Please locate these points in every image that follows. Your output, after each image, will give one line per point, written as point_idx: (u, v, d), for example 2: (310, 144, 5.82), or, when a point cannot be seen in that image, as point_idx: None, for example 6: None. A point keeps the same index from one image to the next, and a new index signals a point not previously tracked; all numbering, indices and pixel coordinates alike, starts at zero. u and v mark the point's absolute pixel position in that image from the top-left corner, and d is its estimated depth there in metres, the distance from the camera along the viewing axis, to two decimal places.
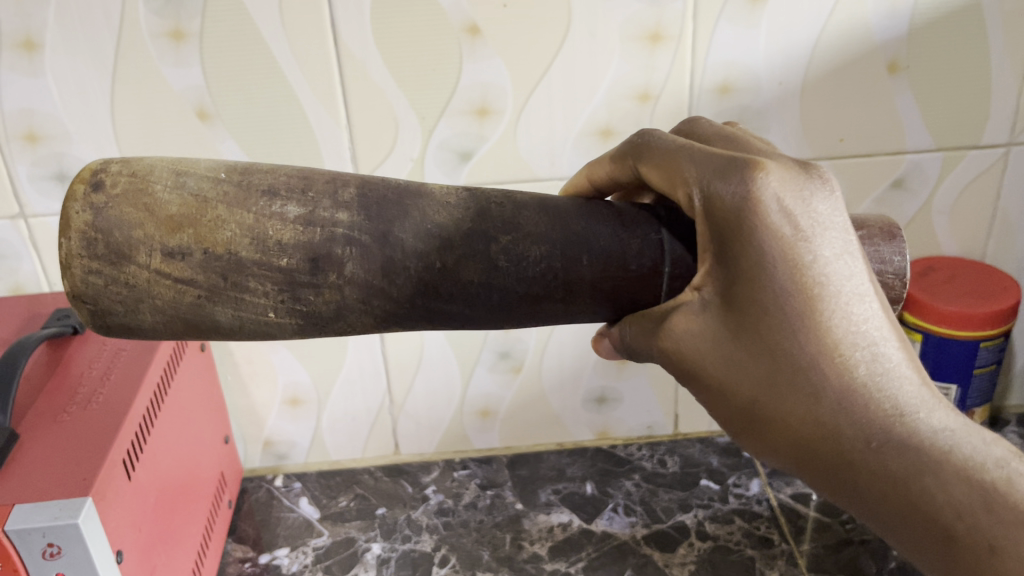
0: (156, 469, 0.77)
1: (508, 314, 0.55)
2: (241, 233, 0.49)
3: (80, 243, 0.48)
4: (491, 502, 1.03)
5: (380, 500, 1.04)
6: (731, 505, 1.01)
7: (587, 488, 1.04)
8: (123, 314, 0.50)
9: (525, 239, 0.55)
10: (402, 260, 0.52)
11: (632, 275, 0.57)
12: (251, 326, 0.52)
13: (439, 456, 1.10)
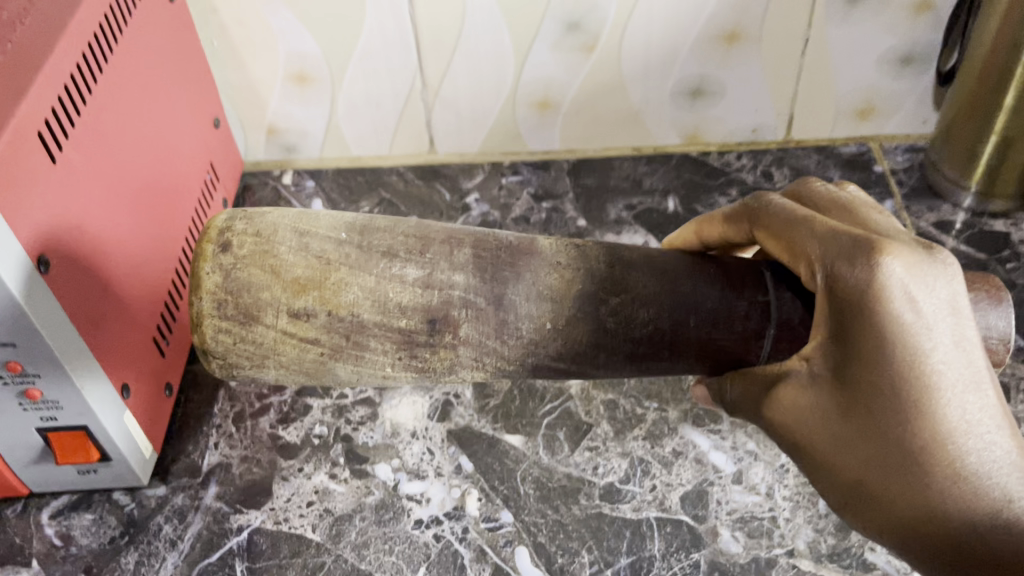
0: (102, 174, 0.69)
1: (611, 369, 0.58)
2: (363, 295, 0.53)
3: (212, 304, 0.52)
4: (547, 216, 0.97)
5: (409, 206, 0.99)
6: None
7: (668, 204, 0.97)
8: (249, 365, 0.54)
9: (633, 301, 0.57)
10: (515, 323, 0.55)
11: (735, 338, 0.57)
12: (369, 376, 0.56)
13: (485, 159, 1.03)
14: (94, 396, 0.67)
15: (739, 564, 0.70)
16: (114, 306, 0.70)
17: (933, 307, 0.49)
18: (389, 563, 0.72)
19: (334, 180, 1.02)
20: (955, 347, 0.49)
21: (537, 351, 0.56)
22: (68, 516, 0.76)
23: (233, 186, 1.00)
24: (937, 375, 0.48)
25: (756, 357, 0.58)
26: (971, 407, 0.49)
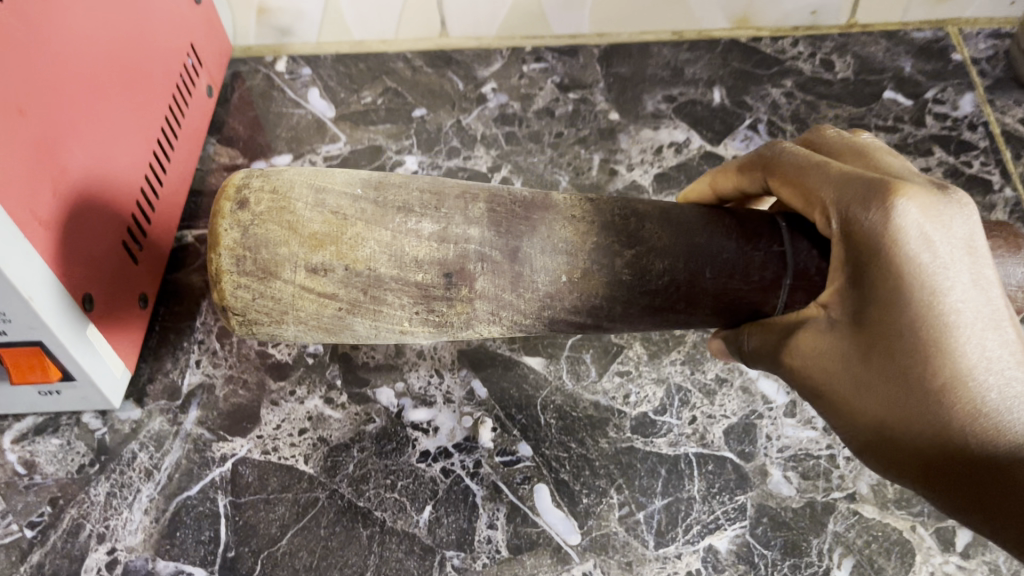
0: (40, 46, 0.57)
1: (630, 323, 0.53)
2: (379, 249, 0.49)
3: (229, 260, 0.48)
4: (574, 109, 0.86)
5: (418, 96, 0.88)
6: (929, 130, 0.82)
7: (713, 97, 0.86)
8: (268, 322, 0.51)
9: (648, 252, 0.51)
10: (531, 276, 0.50)
11: (755, 288, 0.52)
12: (387, 333, 0.52)
13: (503, 45, 0.91)
14: (46, 308, 0.58)
15: (793, 509, 0.61)
16: (63, 204, 0.60)
17: (952, 246, 0.43)
18: (390, 501, 0.63)
19: (332, 67, 0.90)
20: (978, 288, 0.43)
21: (553, 304, 0.51)
22: (33, 441, 0.67)
23: (220, 75, 0.89)
24: (960, 318, 0.42)
25: (773, 310, 0.53)
26: (998, 352, 0.42)
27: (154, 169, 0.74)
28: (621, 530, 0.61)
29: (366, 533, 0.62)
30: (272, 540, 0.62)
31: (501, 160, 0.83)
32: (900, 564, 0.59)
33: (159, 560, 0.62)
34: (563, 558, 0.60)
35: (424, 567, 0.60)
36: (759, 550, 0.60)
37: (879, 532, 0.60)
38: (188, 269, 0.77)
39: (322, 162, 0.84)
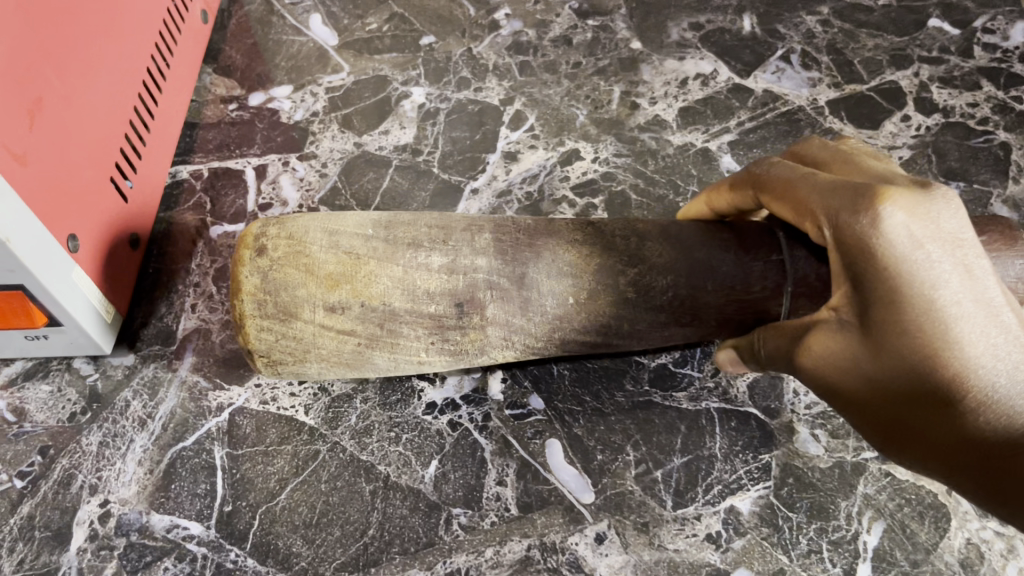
0: None
1: (638, 341, 0.54)
2: (393, 285, 0.50)
3: (252, 304, 0.50)
4: (592, 37, 0.80)
5: (426, 23, 0.83)
6: (976, 62, 0.76)
7: (743, 25, 0.80)
8: (291, 362, 0.52)
9: (651, 271, 0.52)
10: (538, 300, 0.51)
11: (759, 298, 0.52)
12: (406, 364, 0.53)
13: None
14: (26, 250, 0.54)
15: (820, 470, 0.58)
16: (40, 140, 0.56)
17: (946, 244, 0.41)
18: (394, 455, 0.60)
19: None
20: (975, 280, 0.41)
21: (563, 325, 0.52)
22: (22, 386, 0.65)
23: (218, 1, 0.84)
24: (960, 315, 0.41)
25: (778, 317, 0.52)
26: (1002, 340, 0.41)
27: (143, 102, 0.69)
28: (638, 488, 0.58)
29: (369, 488, 0.59)
30: (270, 494, 0.59)
31: (514, 91, 0.77)
32: (934, 529, 0.55)
33: (153, 514, 0.59)
34: (577, 517, 0.57)
35: (428, 525, 0.57)
36: (784, 512, 0.56)
37: (913, 495, 0.56)
38: (183, 207, 0.73)
39: (324, 93, 0.79)
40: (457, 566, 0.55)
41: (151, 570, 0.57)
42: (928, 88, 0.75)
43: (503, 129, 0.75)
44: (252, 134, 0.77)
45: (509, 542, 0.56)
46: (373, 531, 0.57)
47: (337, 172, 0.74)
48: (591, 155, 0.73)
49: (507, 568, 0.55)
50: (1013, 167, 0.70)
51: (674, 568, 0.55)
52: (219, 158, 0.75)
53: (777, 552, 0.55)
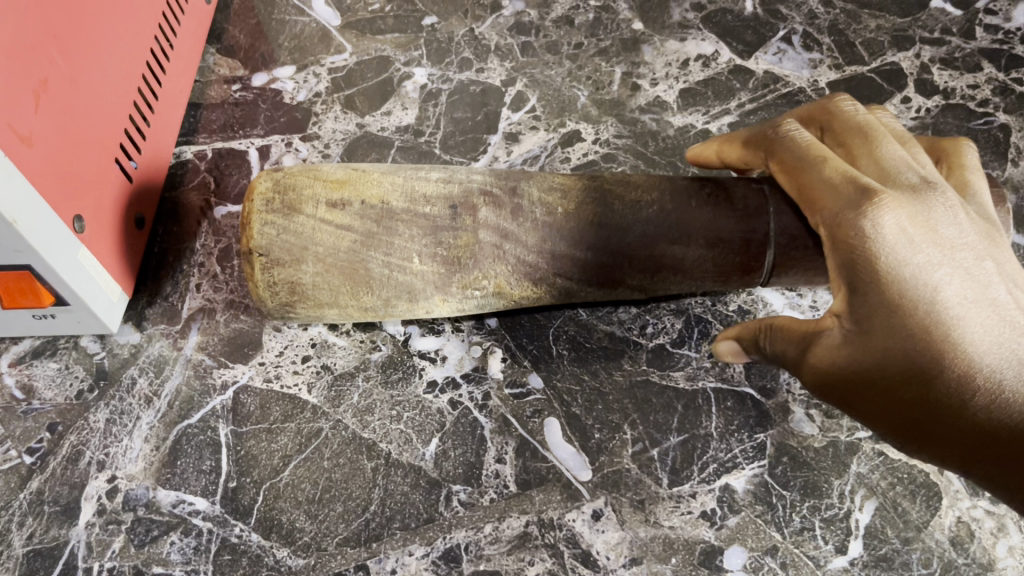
0: None
1: (628, 265, 0.58)
2: (393, 188, 0.56)
3: (260, 202, 0.55)
4: (595, 18, 0.81)
5: (429, 3, 0.83)
6: (978, 43, 0.76)
7: (745, 5, 0.80)
8: (289, 264, 0.55)
9: (635, 189, 0.58)
10: (529, 208, 0.57)
11: (738, 215, 0.57)
12: (397, 276, 0.56)
13: None
14: (32, 230, 0.55)
15: (814, 449, 0.59)
16: (48, 121, 0.57)
17: (941, 247, 0.46)
18: (396, 433, 0.61)
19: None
20: (971, 279, 0.45)
21: (553, 234, 0.57)
22: (31, 364, 0.66)
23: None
24: (961, 314, 0.44)
25: (759, 235, 0.57)
26: (1001, 334, 0.45)
27: (148, 82, 0.70)
28: (634, 466, 0.58)
29: (370, 465, 0.60)
30: (274, 471, 0.60)
31: (515, 72, 0.78)
32: (925, 508, 0.56)
33: (160, 490, 0.60)
34: (575, 494, 0.58)
35: (429, 501, 0.58)
36: (778, 490, 0.57)
37: (906, 474, 0.57)
38: (188, 186, 0.74)
39: (326, 74, 0.79)
40: (457, 541, 0.57)
41: (158, 543, 0.58)
42: (928, 69, 0.74)
43: (504, 110, 0.76)
44: (256, 115, 0.77)
45: (508, 518, 0.57)
46: (374, 507, 0.58)
47: (339, 152, 0.74)
48: (592, 135, 0.74)
49: (505, 543, 0.56)
50: (1011, 149, 0.70)
51: (669, 545, 0.56)
52: (223, 138, 0.76)
53: (771, 529, 0.56)
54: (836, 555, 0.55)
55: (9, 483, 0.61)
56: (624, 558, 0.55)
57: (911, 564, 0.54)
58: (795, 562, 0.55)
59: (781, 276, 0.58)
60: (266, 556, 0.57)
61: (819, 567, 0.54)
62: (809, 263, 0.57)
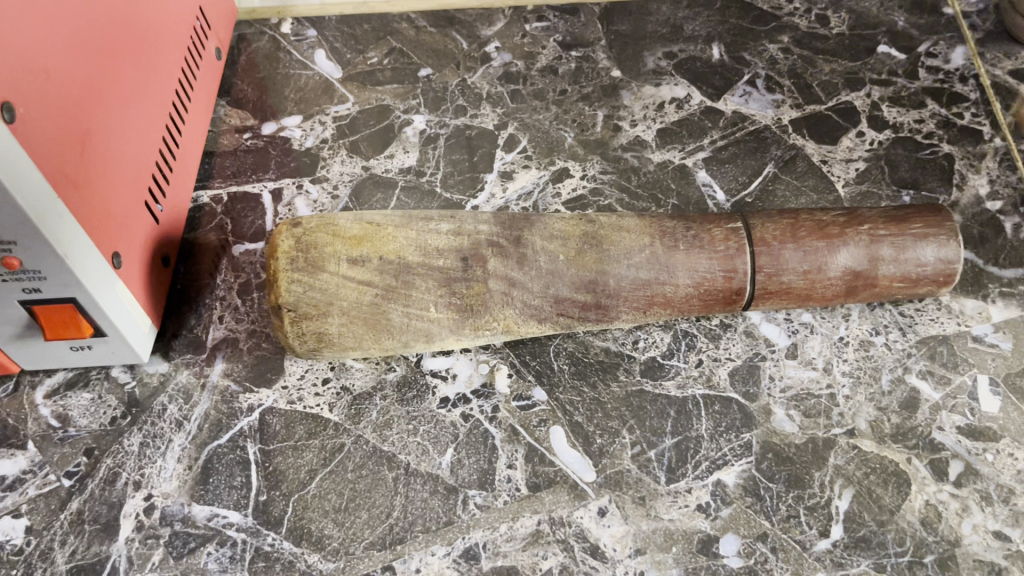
0: (57, 11, 0.59)
1: (624, 304, 0.65)
2: (408, 243, 0.64)
3: (285, 261, 0.62)
4: (576, 67, 0.88)
5: (423, 56, 0.90)
6: (921, 82, 0.84)
7: (712, 53, 0.88)
8: (315, 318, 0.62)
9: (626, 233, 0.66)
10: (533, 256, 0.64)
11: (719, 255, 0.65)
12: (416, 325, 0.63)
13: (505, 5, 0.94)
14: (79, 267, 0.60)
15: (796, 445, 0.64)
16: (92, 167, 0.63)
17: None
18: (413, 445, 0.66)
19: (336, 29, 0.93)
20: None
21: (556, 280, 0.64)
22: (64, 395, 0.70)
23: (229, 38, 0.91)
24: None
25: (741, 274, 0.65)
26: None
27: (170, 132, 0.76)
28: (634, 467, 0.64)
29: (391, 475, 0.65)
30: (301, 484, 0.65)
31: (506, 118, 0.85)
32: (897, 493, 0.62)
33: (195, 505, 0.65)
34: (581, 494, 0.63)
35: (447, 505, 0.63)
36: (765, 483, 0.63)
37: (878, 464, 0.63)
38: (206, 228, 0.79)
39: (331, 122, 0.86)
40: (475, 540, 0.62)
41: (195, 555, 0.62)
42: (879, 107, 0.83)
43: (497, 151, 0.82)
44: (267, 161, 0.83)
45: (521, 518, 0.62)
46: (397, 513, 0.63)
47: (347, 193, 0.80)
48: (579, 173, 0.80)
49: (520, 540, 0.62)
50: (957, 175, 0.77)
51: (669, 536, 0.61)
52: (237, 184, 0.82)
53: (760, 518, 0.62)
54: (820, 538, 0.60)
55: (50, 505, 0.65)
56: (629, 549, 0.61)
57: (887, 543, 0.60)
58: (784, 546, 0.60)
59: (759, 291, 0.65)
60: (298, 562, 0.62)
61: (806, 549, 0.60)
62: (782, 288, 0.65)
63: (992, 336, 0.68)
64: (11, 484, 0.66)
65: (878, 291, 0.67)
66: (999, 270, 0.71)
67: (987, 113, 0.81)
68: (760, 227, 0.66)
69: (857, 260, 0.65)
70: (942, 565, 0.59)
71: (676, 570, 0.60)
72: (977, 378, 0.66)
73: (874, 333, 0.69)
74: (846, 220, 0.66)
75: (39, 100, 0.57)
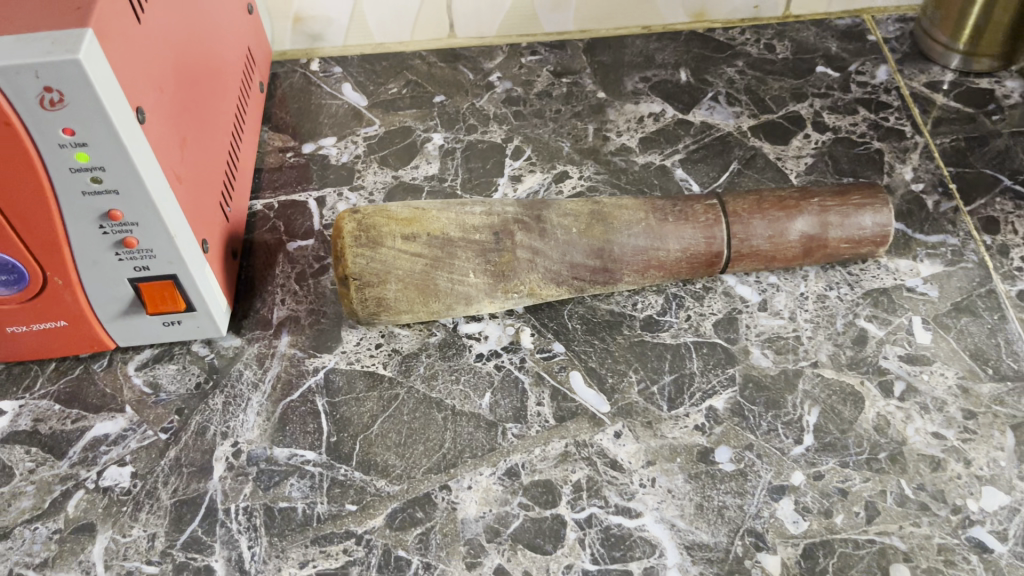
0: (166, 42, 0.74)
1: (625, 267, 0.80)
2: (450, 222, 0.77)
3: (351, 239, 0.75)
4: (567, 91, 1.04)
5: (435, 86, 1.06)
6: (853, 95, 1.02)
7: (680, 76, 1.05)
8: (376, 284, 0.76)
9: (625, 210, 0.81)
10: (551, 230, 0.79)
11: (700, 224, 0.80)
12: (459, 289, 0.77)
13: (503, 43, 1.10)
14: (183, 246, 0.73)
15: (771, 375, 0.79)
16: (189, 168, 0.76)
17: None
18: (457, 391, 0.79)
19: (358, 66, 1.09)
20: None
21: (571, 248, 0.79)
22: (153, 367, 0.82)
23: (267, 74, 1.06)
24: None
25: (719, 239, 0.80)
26: None
27: (232, 149, 0.90)
28: (641, 399, 0.78)
29: (441, 415, 0.78)
30: (365, 426, 0.77)
31: (511, 133, 1.00)
32: (855, 408, 0.76)
33: (276, 448, 0.77)
34: (600, 421, 0.77)
35: (489, 436, 0.76)
36: (748, 405, 0.77)
37: (838, 387, 0.78)
38: (261, 230, 0.92)
39: (362, 141, 1.00)
40: (515, 461, 0.75)
41: (281, 486, 0.74)
42: (820, 114, 1.00)
43: (506, 160, 0.98)
44: (309, 174, 0.97)
45: (552, 443, 0.76)
46: (448, 444, 0.76)
47: (382, 198, 0.94)
48: (577, 174, 0.95)
49: (552, 459, 0.75)
50: (887, 165, 0.94)
51: (674, 449, 0.75)
52: (285, 193, 0.96)
53: (747, 432, 0.75)
54: (796, 445, 0.74)
55: (151, 454, 0.77)
56: (642, 461, 0.74)
57: (849, 445, 0.74)
58: (767, 452, 0.74)
59: (733, 254, 0.80)
60: (369, 486, 0.74)
61: (785, 454, 0.74)
62: (752, 251, 0.80)
63: (922, 286, 0.84)
64: (115, 440, 0.78)
65: (829, 252, 0.82)
66: (925, 236, 0.87)
67: (908, 117, 0.98)
68: (732, 201, 0.81)
69: (811, 226, 0.80)
70: (893, 459, 0.73)
71: (682, 475, 0.73)
72: (913, 318, 0.82)
73: (829, 288, 0.84)
74: (800, 196, 0.82)
75: (158, 108, 0.70)
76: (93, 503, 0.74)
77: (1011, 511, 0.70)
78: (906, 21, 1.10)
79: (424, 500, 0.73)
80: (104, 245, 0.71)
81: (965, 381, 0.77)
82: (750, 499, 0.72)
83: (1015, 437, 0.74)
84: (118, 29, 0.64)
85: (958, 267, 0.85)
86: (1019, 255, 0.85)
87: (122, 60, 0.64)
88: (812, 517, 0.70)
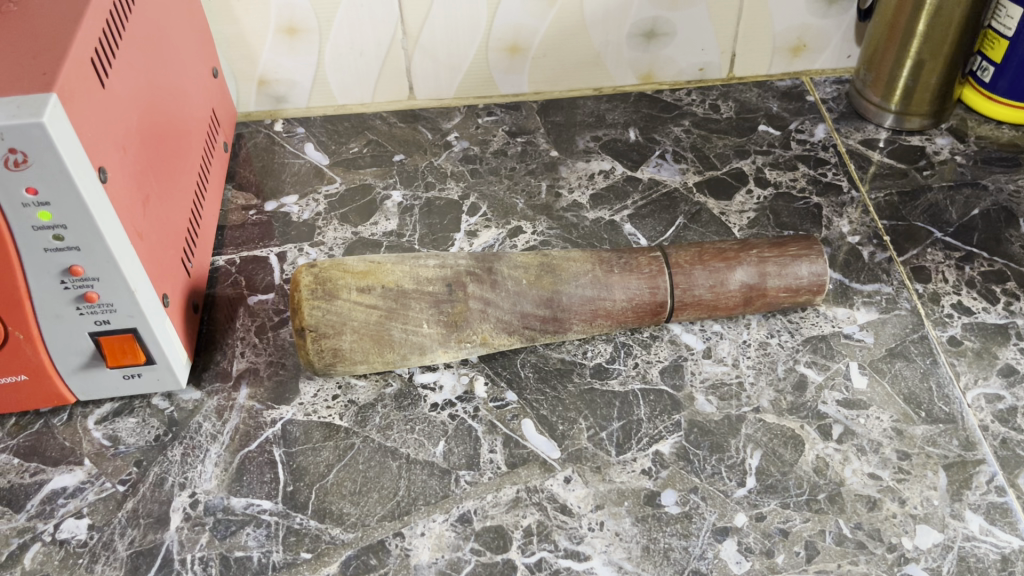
0: (131, 104, 0.77)
1: (574, 316, 0.83)
2: (405, 275, 0.80)
3: (307, 291, 0.77)
4: (522, 149, 1.09)
5: (395, 145, 1.10)
6: (793, 152, 1.07)
7: (630, 135, 1.10)
8: (331, 335, 0.78)
9: (574, 262, 0.84)
10: (502, 281, 0.82)
11: (644, 276, 0.84)
12: (413, 339, 0.80)
13: (461, 104, 1.15)
14: (144, 300, 0.75)
15: (715, 420, 0.82)
16: (151, 225, 0.79)
17: None
18: (412, 439, 0.81)
19: (321, 126, 1.13)
20: None
21: (521, 298, 0.82)
22: (113, 420, 0.84)
23: (232, 135, 1.10)
24: None
25: (662, 289, 0.84)
26: None
27: (195, 207, 0.92)
28: (590, 444, 0.80)
29: (395, 464, 0.80)
30: (322, 475, 0.79)
31: (468, 190, 1.04)
32: (796, 451, 0.79)
33: (233, 497, 0.78)
34: (550, 467, 0.79)
35: (443, 483, 0.78)
36: (693, 450, 0.80)
37: (779, 431, 0.81)
38: (223, 284, 0.95)
39: (324, 199, 1.03)
40: (468, 508, 0.76)
41: (237, 535, 0.76)
42: (763, 171, 1.05)
43: (463, 216, 1.01)
44: (271, 231, 1.00)
45: (503, 489, 0.78)
46: (402, 491, 0.78)
47: (341, 253, 0.97)
48: (531, 229, 0.99)
49: (504, 505, 0.77)
50: (825, 218, 0.99)
51: (621, 493, 0.77)
52: (246, 249, 0.98)
53: (692, 475, 0.78)
54: (738, 487, 0.77)
55: (108, 506, 0.78)
56: (591, 505, 0.76)
57: (789, 487, 0.77)
58: (711, 495, 0.77)
59: (677, 303, 0.84)
60: (324, 534, 0.75)
61: (728, 496, 0.76)
62: (696, 300, 0.84)
63: (858, 333, 0.88)
64: (73, 492, 0.79)
65: (769, 301, 0.86)
66: (861, 285, 0.92)
67: (844, 173, 1.04)
68: (675, 253, 0.85)
69: (750, 276, 0.84)
70: (832, 500, 0.76)
71: (629, 518, 0.75)
72: (850, 364, 0.85)
73: (770, 336, 0.88)
74: (739, 248, 0.86)
75: (121, 167, 0.73)
76: (49, 555, 0.75)
77: (944, 548, 0.72)
78: (842, 83, 1.16)
79: (378, 547, 0.74)
80: (65, 299, 0.73)
81: (899, 424, 0.80)
82: (695, 540, 0.74)
83: (946, 477, 0.77)
84: (83, 94, 0.67)
85: (892, 314, 0.89)
86: (949, 302, 0.90)
87: (87, 123, 0.67)
88: (754, 557, 0.72)
